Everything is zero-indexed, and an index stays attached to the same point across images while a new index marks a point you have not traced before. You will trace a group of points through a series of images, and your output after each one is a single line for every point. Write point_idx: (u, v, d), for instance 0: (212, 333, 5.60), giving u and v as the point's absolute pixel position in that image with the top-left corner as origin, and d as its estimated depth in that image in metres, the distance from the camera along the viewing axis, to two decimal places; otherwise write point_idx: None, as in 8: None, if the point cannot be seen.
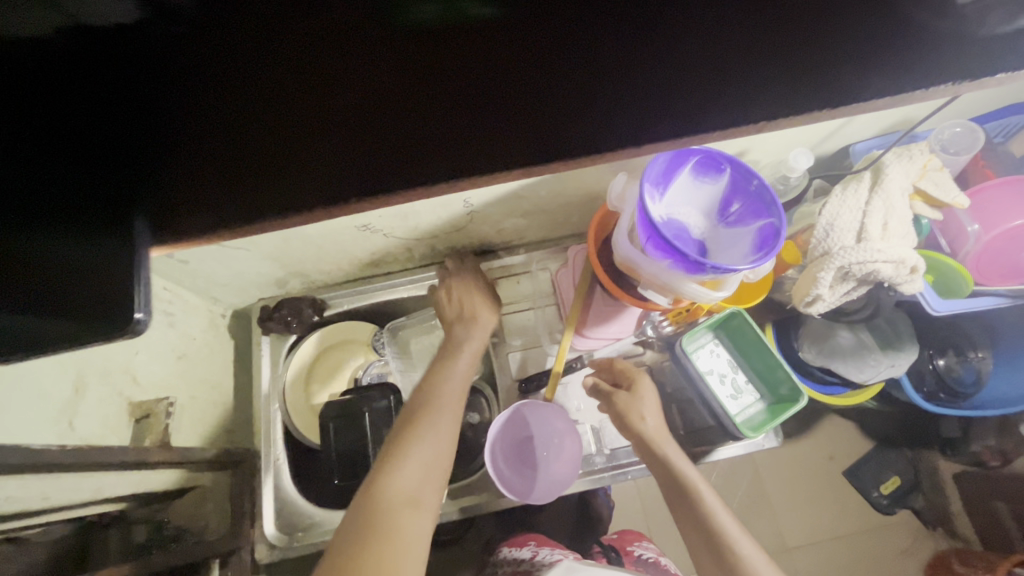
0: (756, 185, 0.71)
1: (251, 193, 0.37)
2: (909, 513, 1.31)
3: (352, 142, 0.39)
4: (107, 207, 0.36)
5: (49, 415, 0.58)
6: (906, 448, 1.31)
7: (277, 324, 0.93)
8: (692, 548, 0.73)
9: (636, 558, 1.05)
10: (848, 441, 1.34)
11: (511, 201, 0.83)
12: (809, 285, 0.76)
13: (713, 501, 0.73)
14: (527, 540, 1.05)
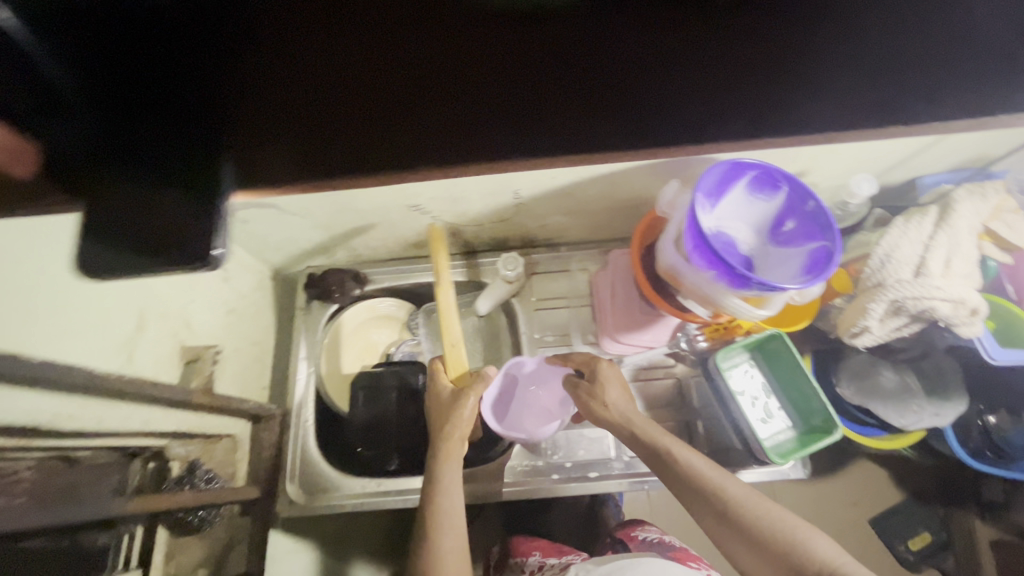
0: (812, 207, 0.70)
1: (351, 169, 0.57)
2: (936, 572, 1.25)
3: (427, 134, 0.58)
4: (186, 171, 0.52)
5: (111, 344, 0.62)
6: (940, 506, 1.26)
7: (320, 291, 0.97)
8: (692, 507, 0.70)
9: (640, 540, 1.03)
10: (878, 488, 1.29)
11: (559, 197, 0.84)
12: (857, 315, 0.73)
13: (701, 465, 0.70)
14: (533, 549, 1.04)
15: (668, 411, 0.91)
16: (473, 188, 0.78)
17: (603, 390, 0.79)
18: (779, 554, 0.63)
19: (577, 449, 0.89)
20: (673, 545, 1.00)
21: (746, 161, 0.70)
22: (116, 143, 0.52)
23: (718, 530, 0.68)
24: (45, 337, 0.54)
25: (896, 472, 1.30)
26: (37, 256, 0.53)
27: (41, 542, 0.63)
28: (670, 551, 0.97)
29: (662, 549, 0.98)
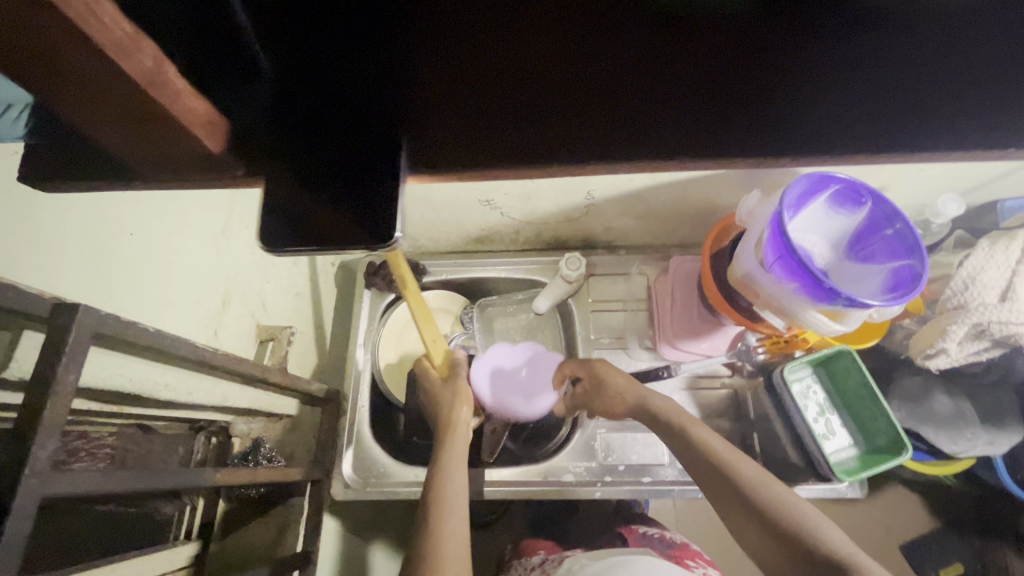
0: (899, 226, 0.69)
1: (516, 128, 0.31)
2: None
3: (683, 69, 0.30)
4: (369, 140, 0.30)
5: (201, 317, 0.64)
6: (975, 537, 1.28)
7: (381, 280, 0.98)
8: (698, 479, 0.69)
9: (641, 534, 1.04)
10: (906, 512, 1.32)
11: (630, 201, 0.84)
12: (935, 336, 0.72)
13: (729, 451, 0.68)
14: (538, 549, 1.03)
15: (723, 421, 0.90)
16: (550, 186, 0.79)
17: (609, 391, 0.81)
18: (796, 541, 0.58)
19: (630, 453, 0.88)
20: (673, 542, 1.01)
21: (834, 175, 0.70)
22: (295, 89, 0.30)
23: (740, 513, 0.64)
24: (146, 305, 0.55)
25: (929, 500, 1.34)
26: (140, 223, 0.54)
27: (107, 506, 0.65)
28: (670, 548, 0.99)
29: (662, 545, 0.99)
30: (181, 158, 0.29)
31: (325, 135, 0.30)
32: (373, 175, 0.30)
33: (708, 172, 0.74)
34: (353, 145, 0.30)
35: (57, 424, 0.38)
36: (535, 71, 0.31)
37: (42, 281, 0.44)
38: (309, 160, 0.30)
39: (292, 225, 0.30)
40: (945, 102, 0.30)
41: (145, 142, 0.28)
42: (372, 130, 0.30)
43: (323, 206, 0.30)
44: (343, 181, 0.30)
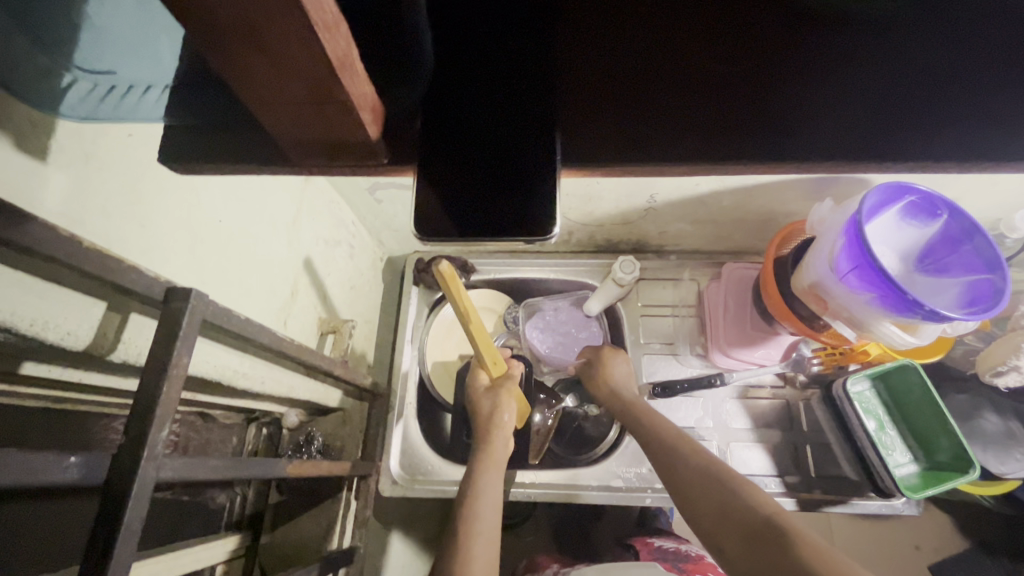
0: (976, 240, 0.68)
1: (651, 132, 0.37)
2: None
3: (778, 89, 0.37)
4: (529, 125, 0.31)
5: (275, 306, 0.64)
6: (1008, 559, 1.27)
7: (430, 277, 0.97)
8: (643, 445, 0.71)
9: (655, 548, 1.01)
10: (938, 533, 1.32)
11: (691, 205, 0.83)
12: (1007, 353, 0.71)
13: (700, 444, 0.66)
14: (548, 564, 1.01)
15: (775, 432, 0.89)
16: (614, 188, 0.78)
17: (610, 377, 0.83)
18: (749, 511, 0.55)
19: None
20: (687, 553, 0.98)
21: (910, 185, 0.69)
22: (459, 76, 0.33)
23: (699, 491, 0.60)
24: (231, 292, 0.55)
25: (960, 520, 1.32)
26: (228, 206, 0.54)
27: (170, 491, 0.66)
28: (683, 560, 0.95)
29: (676, 558, 0.96)
30: (339, 142, 0.31)
31: (483, 130, 0.31)
32: (530, 173, 0.30)
33: (778, 179, 0.74)
34: (507, 142, 0.31)
35: (171, 405, 0.38)
36: (661, 88, 0.37)
37: (145, 260, 0.43)
38: (463, 145, 0.31)
39: (439, 215, 0.31)
40: (955, 123, 0.37)
41: (314, 123, 0.29)
42: (524, 129, 0.31)
43: (485, 194, 0.30)
44: (494, 176, 0.31)
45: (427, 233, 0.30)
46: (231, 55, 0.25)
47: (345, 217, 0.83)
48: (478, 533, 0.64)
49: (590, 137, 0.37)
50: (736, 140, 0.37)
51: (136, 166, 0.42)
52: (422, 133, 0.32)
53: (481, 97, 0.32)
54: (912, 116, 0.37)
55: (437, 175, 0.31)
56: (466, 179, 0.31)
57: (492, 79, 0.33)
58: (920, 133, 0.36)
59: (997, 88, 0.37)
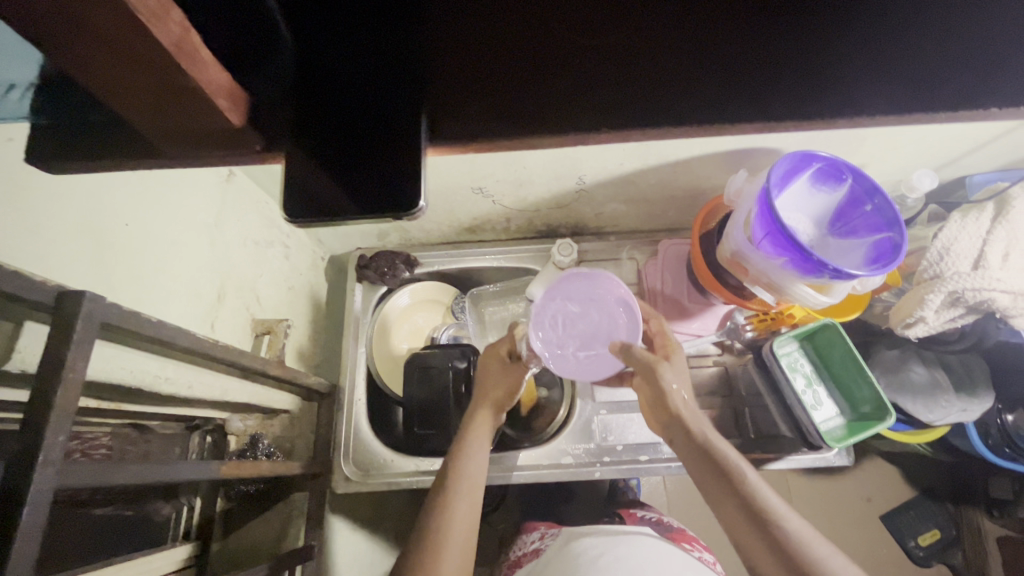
0: (877, 201, 0.72)
1: (541, 95, 0.35)
2: (942, 565, 1.34)
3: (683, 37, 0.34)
4: (394, 111, 0.33)
5: (200, 309, 0.63)
6: (950, 503, 1.37)
7: (372, 273, 0.97)
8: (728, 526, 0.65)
9: (641, 517, 1.05)
10: (885, 484, 1.41)
11: (620, 184, 0.85)
12: (913, 306, 0.76)
13: (798, 532, 0.61)
14: (539, 526, 1.02)
15: (715, 399, 0.93)
16: (542, 171, 0.80)
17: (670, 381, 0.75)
18: None
19: (628, 432, 0.90)
20: (671, 524, 1.02)
21: (815, 152, 0.72)
22: (323, 63, 0.33)
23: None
24: (148, 296, 0.55)
25: (905, 470, 1.41)
26: (135, 209, 0.53)
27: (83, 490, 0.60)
28: (668, 530, 0.99)
29: (660, 528, 1.00)
30: (208, 132, 0.31)
31: (354, 114, 0.33)
32: (400, 153, 0.32)
33: (697, 154, 0.77)
34: (382, 122, 0.33)
35: (69, 411, 0.37)
36: (555, 37, 0.34)
37: (37, 268, 0.42)
38: (332, 134, 0.32)
39: (317, 198, 0.32)
40: (861, 71, 0.34)
41: (176, 115, 0.29)
42: (394, 111, 0.33)
43: (361, 182, 0.32)
44: (369, 157, 0.32)
45: (308, 214, 0.32)
46: (63, 46, 0.24)
47: (275, 217, 0.82)
48: (456, 491, 0.70)
49: (457, 104, 0.35)
50: (600, 104, 0.35)
51: (19, 173, 0.41)
52: (289, 122, 0.33)
53: (348, 81, 0.33)
54: (810, 72, 0.34)
55: (307, 162, 0.32)
56: (338, 166, 0.32)
57: (355, 65, 0.33)
58: (825, 88, 0.34)
59: (893, 34, 0.34)
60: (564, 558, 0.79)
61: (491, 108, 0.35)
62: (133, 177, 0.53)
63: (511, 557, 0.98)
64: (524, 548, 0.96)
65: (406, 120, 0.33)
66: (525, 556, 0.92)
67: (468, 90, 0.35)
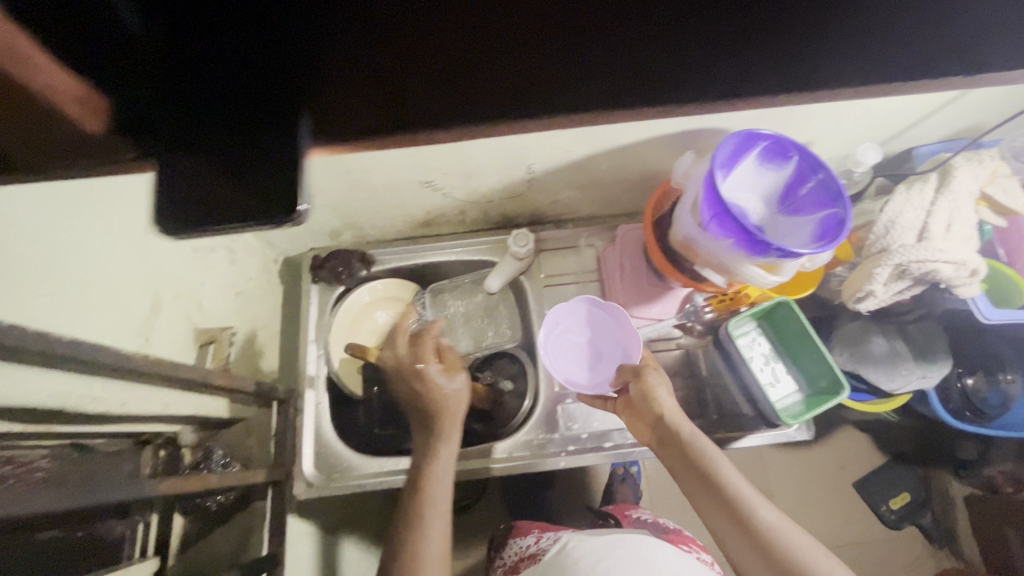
0: (822, 176, 0.72)
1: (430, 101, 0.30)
2: (915, 528, 1.38)
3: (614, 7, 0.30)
4: (275, 115, 0.29)
5: (130, 322, 0.60)
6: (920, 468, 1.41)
7: (327, 273, 0.95)
8: (714, 528, 0.69)
9: (635, 518, 1.04)
10: (859, 452, 1.44)
11: (571, 171, 0.84)
12: (862, 280, 0.76)
13: (775, 522, 0.66)
14: (532, 528, 1.01)
15: (678, 380, 0.94)
16: (489, 161, 0.78)
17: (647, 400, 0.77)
18: None
19: (592, 420, 0.90)
20: (667, 525, 1.01)
21: (760, 132, 0.72)
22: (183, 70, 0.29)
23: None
24: (63, 316, 0.52)
25: (879, 438, 1.44)
26: (36, 225, 0.49)
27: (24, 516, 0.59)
28: (665, 533, 0.98)
29: (656, 530, 0.99)
30: (65, 146, 0.28)
31: (225, 118, 0.29)
32: (273, 163, 0.29)
33: (644, 138, 0.76)
34: (256, 126, 0.29)
35: None
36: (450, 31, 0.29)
37: None
38: (208, 148, 0.29)
39: (182, 204, 0.29)
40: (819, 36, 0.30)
41: (21, 129, 0.26)
42: (272, 118, 0.29)
43: (237, 192, 0.29)
44: (237, 159, 0.29)
45: (155, 225, 0.29)
46: None
47: None
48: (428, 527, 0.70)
49: (354, 110, 0.30)
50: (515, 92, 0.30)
51: None
52: (153, 130, 0.29)
53: (216, 78, 0.29)
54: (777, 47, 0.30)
55: (177, 167, 0.29)
56: (211, 181, 0.29)
57: (230, 68, 0.30)
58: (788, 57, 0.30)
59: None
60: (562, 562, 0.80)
61: (383, 101, 0.30)
62: (36, 192, 0.49)
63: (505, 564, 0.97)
64: (520, 553, 0.95)
65: (281, 123, 0.29)
66: (523, 564, 0.91)
67: (357, 86, 0.30)
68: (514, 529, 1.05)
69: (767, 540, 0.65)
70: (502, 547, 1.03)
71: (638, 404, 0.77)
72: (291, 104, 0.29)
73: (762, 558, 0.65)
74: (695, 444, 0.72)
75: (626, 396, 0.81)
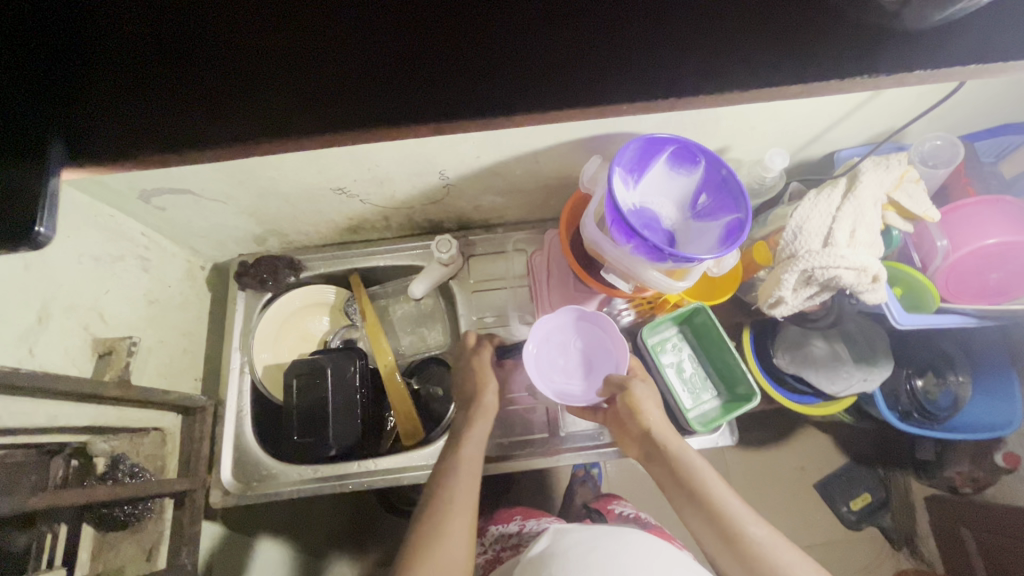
0: (725, 174, 0.71)
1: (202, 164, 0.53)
2: (875, 529, 1.38)
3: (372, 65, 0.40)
4: None
5: (11, 336, 0.60)
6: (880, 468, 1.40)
7: (252, 280, 0.94)
8: (705, 544, 0.66)
9: (618, 513, 1.05)
10: (819, 454, 1.43)
11: (487, 178, 0.84)
12: (773, 286, 0.76)
13: (765, 538, 0.63)
14: (514, 515, 1.01)
15: None
16: (396, 168, 0.78)
17: (638, 413, 0.75)
18: None
19: (513, 428, 0.90)
20: (648, 520, 1.01)
21: (663, 135, 0.71)
22: None
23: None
24: None
25: (839, 439, 1.43)
26: None
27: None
28: (646, 527, 0.98)
29: (639, 525, 0.99)
30: None
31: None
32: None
33: (550, 144, 0.76)
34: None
35: None
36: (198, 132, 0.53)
37: None
38: None
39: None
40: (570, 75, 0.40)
41: None
42: None
43: None
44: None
45: None
46: None
47: (125, 230, 0.79)
48: (449, 533, 0.66)
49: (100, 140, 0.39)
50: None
51: None
52: None
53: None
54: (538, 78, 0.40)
55: None
56: None
57: None
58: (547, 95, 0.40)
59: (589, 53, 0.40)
60: (536, 558, 0.72)
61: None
62: None
63: (485, 553, 0.97)
64: (501, 543, 0.96)
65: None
66: (506, 554, 0.92)
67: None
68: (494, 515, 1.06)
69: (756, 557, 0.62)
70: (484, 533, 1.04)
71: (625, 418, 0.76)
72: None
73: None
74: (683, 459, 0.69)
75: (615, 408, 0.80)
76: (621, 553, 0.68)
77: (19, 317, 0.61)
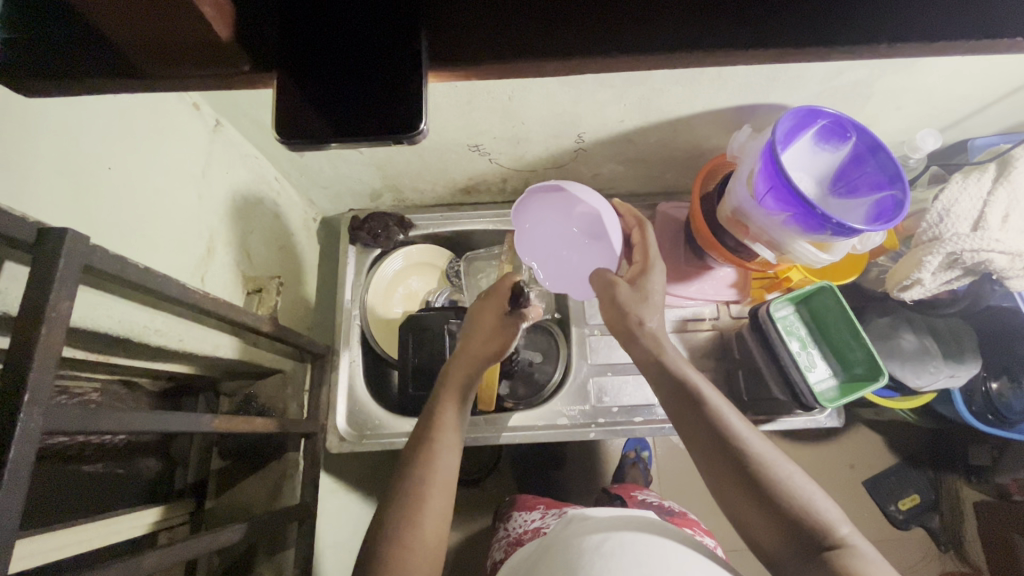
0: (880, 155, 0.71)
1: None
2: (922, 531, 1.26)
3: None
4: None
5: (190, 261, 0.62)
6: (930, 469, 1.29)
7: (366, 235, 0.94)
8: (698, 459, 0.62)
9: (640, 499, 0.98)
10: (871, 450, 1.31)
11: (620, 143, 0.83)
12: (911, 268, 0.75)
13: (763, 451, 0.60)
14: (537, 504, 0.98)
15: (711, 362, 0.93)
16: (540, 127, 0.78)
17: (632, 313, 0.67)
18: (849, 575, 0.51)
19: (623, 395, 0.90)
20: (672, 508, 0.96)
21: (821, 109, 0.70)
22: None
23: (772, 541, 0.57)
24: (135, 245, 0.54)
25: (889, 436, 1.31)
26: (99, 140, 0.49)
27: (67, 443, 0.61)
28: (669, 515, 0.93)
29: (661, 513, 0.94)
30: (191, 49, 0.28)
31: (352, 30, 0.30)
32: (401, 83, 0.30)
33: (698, 110, 0.75)
34: (389, 65, 0.30)
35: (54, 352, 0.36)
36: None
37: (20, 205, 0.42)
38: None
39: (307, 121, 0.30)
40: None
41: (160, 24, 0.27)
42: None
43: None
44: (375, 98, 0.30)
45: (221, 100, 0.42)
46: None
47: (266, 173, 0.80)
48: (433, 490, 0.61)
49: None
50: (643, 29, 0.31)
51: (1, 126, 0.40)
52: None
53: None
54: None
55: None
56: None
57: None
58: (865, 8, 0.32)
59: None
60: (553, 555, 0.64)
61: (486, 21, 0.31)
62: (96, 105, 0.49)
63: (508, 537, 0.93)
64: (523, 527, 0.92)
65: (408, 39, 0.30)
66: (525, 536, 0.88)
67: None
68: (515, 502, 1.03)
69: (756, 471, 0.58)
70: (505, 519, 1.01)
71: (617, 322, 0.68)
72: (416, 25, 0.30)
73: (769, 509, 0.57)
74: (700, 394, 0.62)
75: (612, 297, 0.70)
76: (631, 536, 0.62)
77: (195, 246, 0.63)
